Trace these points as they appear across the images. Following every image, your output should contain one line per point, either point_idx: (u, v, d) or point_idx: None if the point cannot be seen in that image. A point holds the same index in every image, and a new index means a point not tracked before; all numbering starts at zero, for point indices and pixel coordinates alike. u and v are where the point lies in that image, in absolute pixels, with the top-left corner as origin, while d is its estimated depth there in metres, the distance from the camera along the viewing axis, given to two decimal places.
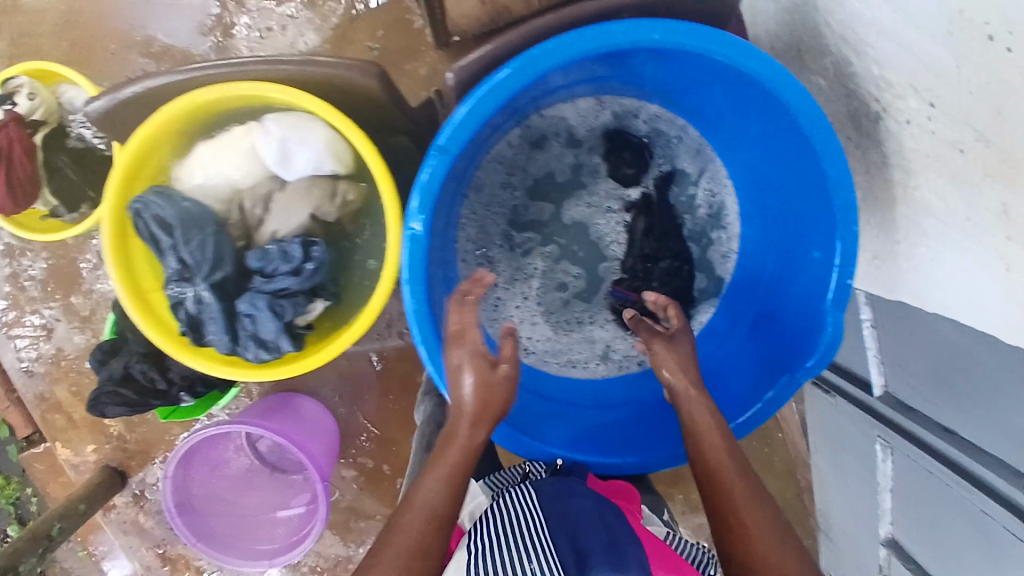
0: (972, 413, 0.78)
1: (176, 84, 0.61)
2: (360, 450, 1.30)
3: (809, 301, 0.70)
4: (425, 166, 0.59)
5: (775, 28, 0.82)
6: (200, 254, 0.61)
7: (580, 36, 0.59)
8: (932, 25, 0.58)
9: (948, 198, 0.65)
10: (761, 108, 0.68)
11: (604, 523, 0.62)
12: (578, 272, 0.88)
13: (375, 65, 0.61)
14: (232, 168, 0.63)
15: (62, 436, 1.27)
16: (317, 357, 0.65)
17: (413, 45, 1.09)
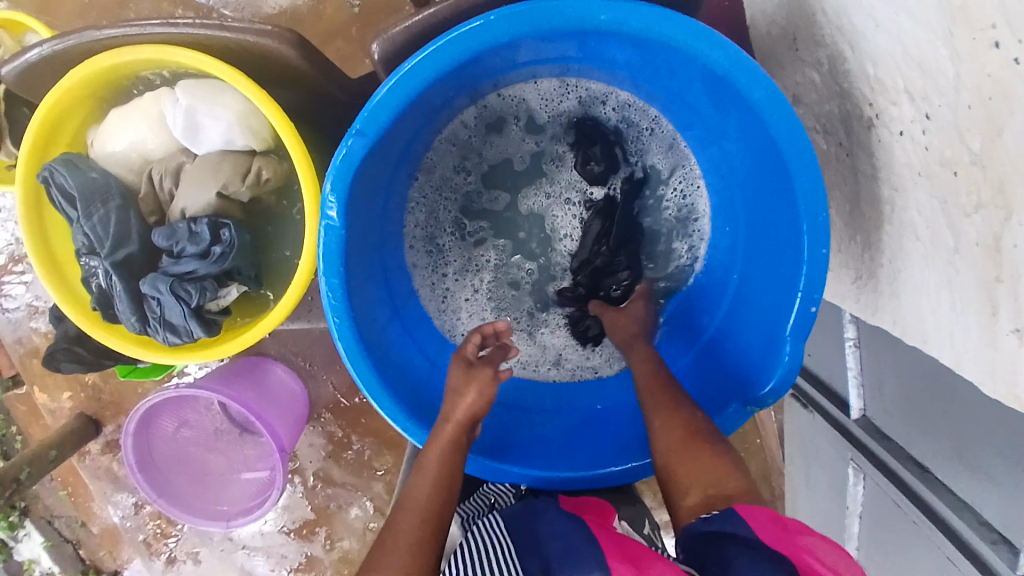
0: (950, 454, 0.72)
1: (82, 46, 0.58)
2: (329, 418, 1.28)
3: (769, 321, 0.65)
4: (342, 146, 0.55)
5: (773, 12, 0.75)
6: (103, 226, 0.59)
7: (521, 11, 0.53)
8: (932, 19, 0.49)
9: (936, 223, 0.57)
10: (729, 104, 0.61)
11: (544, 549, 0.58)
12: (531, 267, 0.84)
13: (291, 32, 0.56)
14: (146, 137, 0.61)
15: (39, 381, 1.29)
16: (230, 347, 0.62)
17: (395, 3, 1.01)
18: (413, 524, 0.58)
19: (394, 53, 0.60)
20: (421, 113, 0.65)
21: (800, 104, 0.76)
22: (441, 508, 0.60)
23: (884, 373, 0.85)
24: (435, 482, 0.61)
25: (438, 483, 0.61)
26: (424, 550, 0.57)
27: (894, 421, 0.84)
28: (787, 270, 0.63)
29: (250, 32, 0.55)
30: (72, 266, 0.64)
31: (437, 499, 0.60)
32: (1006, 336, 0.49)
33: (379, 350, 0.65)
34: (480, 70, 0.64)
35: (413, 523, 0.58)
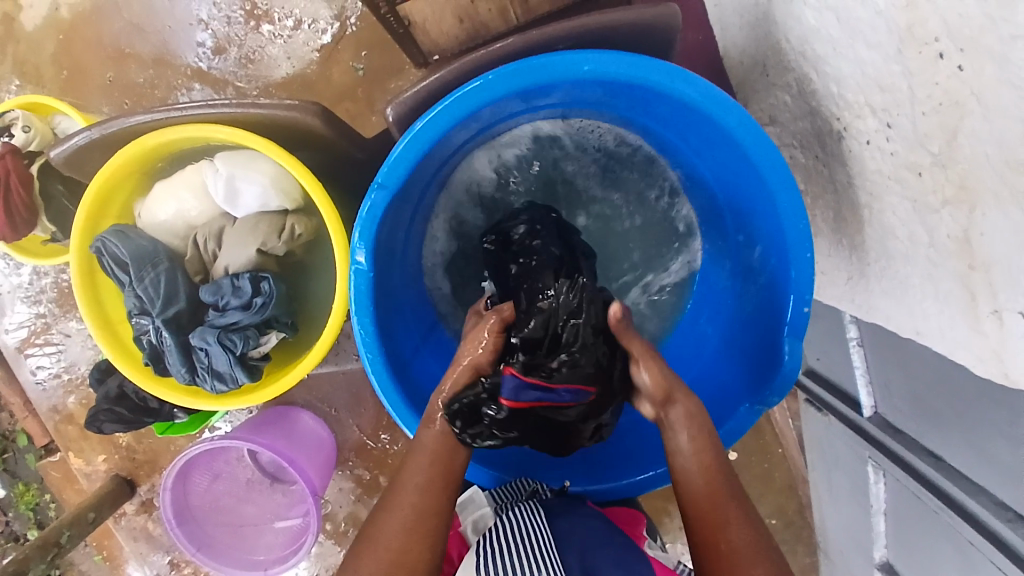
0: (959, 440, 0.75)
1: (127, 129, 0.65)
2: (357, 461, 1.31)
3: (769, 324, 0.69)
4: (366, 199, 0.61)
5: (743, 45, 0.82)
6: (153, 289, 0.64)
7: (519, 69, 0.60)
8: (883, 42, 0.56)
9: (911, 223, 0.62)
10: (707, 132, 0.68)
11: (575, 547, 0.62)
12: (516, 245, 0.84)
13: (315, 104, 0.64)
14: (185, 205, 0.68)
15: (74, 446, 1.33)
16: (272, 388, 0.67)
17: (395, 63, 1.09)
18: (426, 468, 0.63)
19: (408, 112, 0.67)
20: (435, 162, 0.72)
21: (777, 125, 0.82)
22: (452, 451, 0.64)
23: (889, 369, 0.88)
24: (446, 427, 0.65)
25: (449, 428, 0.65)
26: (433, 490, 0.62)
27: (904, 416, 0.87)
28: (779, 277, 0.67)
29: (280, 107, 0.62)
30: (123, 326, 0.70)
31: (450, 444, 0.64)
32: (987, 317, 0.53)
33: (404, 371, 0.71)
34: (479, 122, 0.70)
35: (423, 468, 0.63)
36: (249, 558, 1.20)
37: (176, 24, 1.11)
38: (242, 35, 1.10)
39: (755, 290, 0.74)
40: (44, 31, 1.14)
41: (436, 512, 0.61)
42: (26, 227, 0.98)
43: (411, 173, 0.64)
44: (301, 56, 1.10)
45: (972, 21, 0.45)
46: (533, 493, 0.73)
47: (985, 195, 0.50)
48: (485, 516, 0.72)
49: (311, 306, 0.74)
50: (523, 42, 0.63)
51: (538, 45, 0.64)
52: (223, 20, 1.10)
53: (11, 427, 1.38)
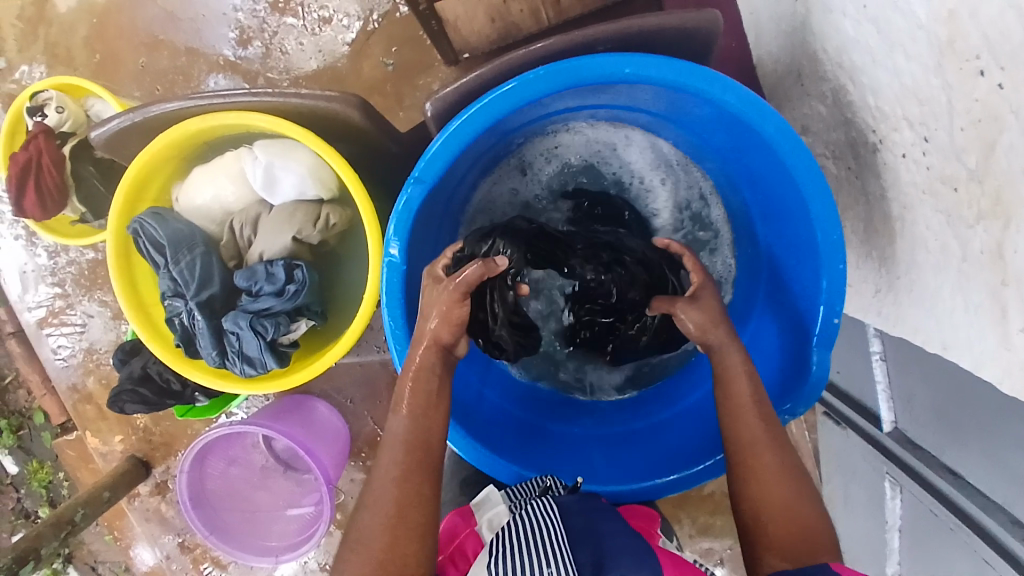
0: (981, 457, 0.75)
1: (170, 114, 0.66)
2: (370, 452, 1.32)
3: (801, 327, 0.69)
4: (403, 192, 0.62)
5: (778, 53, 0.83)
6: (189, 272, 0.65)
7: (557, 70, 0.60)
8: (922, 56, 0.56)
9: (943, 236, 0.62)
10: (746, 139, 0.68)
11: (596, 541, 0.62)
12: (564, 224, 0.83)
13: (355, 97, 0.64)
14: (223, 190, 0.68)
15: (91, 426, 1.34)
16: (301, 375, 0.68)
17: (425, 60, 1.10)
18: (400, 461, 0.61)
19: (447, 108, 0.67)
20: (472, 157, 0.72)
21: (809, 134, 0.82)
22: (426, 437, 0.62)
23: (911, 383, 0.88)
24: (410, 415, 0.63)
25: (413, 418, 0.63)
26: (406, 485, 0.60)
27: (924, 430, 0.87)
28: (810, 284, 0.68)
29: (321, 98, 0.63)
30: (156, 307, 0.71)
31: (421, 431, 0.62)
32: (1016, 333, 0.53)
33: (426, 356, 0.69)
34: (519, 120, 0.71)
35: (397, 463, 0.61)
36: (262, 544, 1.21)
37: (210, 13, 1.12)
38: (275, 26, 1.11)
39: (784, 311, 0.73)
40: (79, 15, 1.16)
41: (419, 509, 0.59)
42: (57, 207, 1.01)
43: (449, 168, 0.65)
44: (332, 49, 1.11)
45: (1015, 39, 0.46)
46: (544, 489, 0.68)
47: (1020, 211, 0.50)
48: (499, 513, 0.66)
49: (340, 296, 0.74)
50: (563, 43, 0.64)
51: (577, 47, 0.65)
52: (256, 11, 1.11)
53: (30, 404, 1.40)
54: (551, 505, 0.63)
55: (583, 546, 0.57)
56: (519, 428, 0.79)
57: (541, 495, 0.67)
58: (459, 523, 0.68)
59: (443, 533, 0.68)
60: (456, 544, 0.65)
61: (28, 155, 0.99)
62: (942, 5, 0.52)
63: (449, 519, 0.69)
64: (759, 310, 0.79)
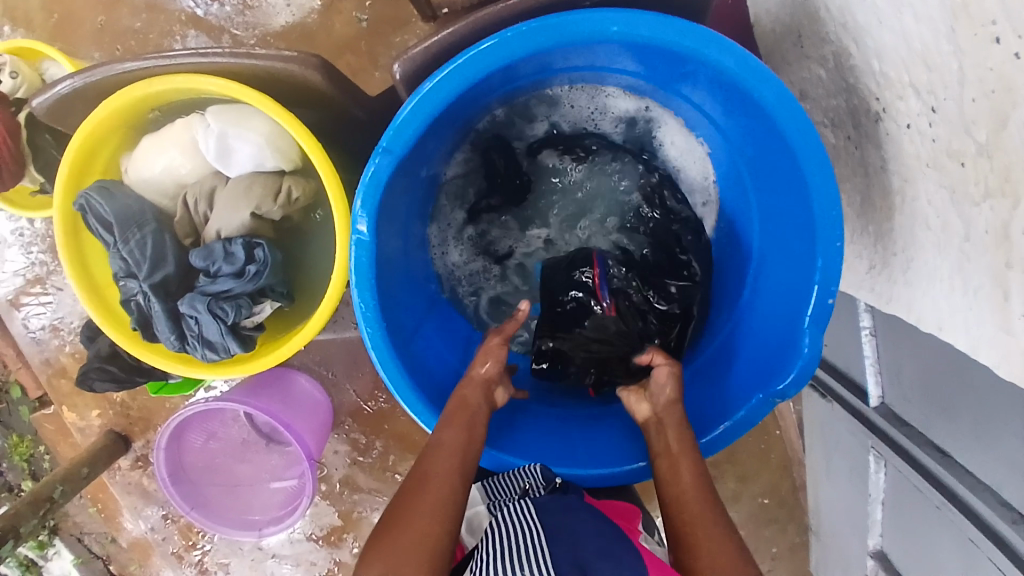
0: (971, 437, 0.73)
1: (114, 79, 0.60)
2: (353, 425, 1.31)
3: (790, 314, 0.66)
4: (369, 162, 0.57)
5: (776, 10, 0.77)
6: (141, 251, 0.61)
7: (536, 28, 0.55)
8: (933, 15, 0.51)
9: (946, 213, 0.58)
10: (738, 104, 0.63)
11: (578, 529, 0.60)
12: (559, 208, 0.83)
13: (316, 57, 0.59)
14: (175, 162, 0.63)
15: (67, 400, 1.31)
16: (266, 360, 0.64)
17: (403, 16, 1.03)
18: (444, 465, 0.60)
19: (416, 71, 0.62)
20: (448, 121, 0.67)
21: (808, 99, 0.77)
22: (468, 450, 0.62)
23: (901, 361, 0.86)
24: (460, 427, 0.63)
25: (462, 425, 0.64)
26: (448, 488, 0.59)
27: (912, 407, 0.86)
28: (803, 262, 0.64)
29: (277, 59, 0.58)
30: (111, 289, 0.66)
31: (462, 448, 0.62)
32: (1018, 318, 0.51)
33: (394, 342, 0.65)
34: (500, 82, 0.65)
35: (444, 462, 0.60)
36: (244, 518, 1.21)
37: None
38: None
39: (774, 310, 0.70)
40: None
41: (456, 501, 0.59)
42: (13, 177, 0.93)
43: (419, 136, 0.60)
44: (302, 4, 1.04)
45: None
46: (524, 491, 0.67)
47: None
48: (479, 514, 0.68)
49: (307, 275, 0.70)
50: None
51: (558, 5, 0.59)
52: None
53: (5, 378, 1.37)
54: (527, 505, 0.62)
55: (559, 539, 0.56)
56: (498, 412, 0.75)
57: (519, 498, 0.65)
58: None
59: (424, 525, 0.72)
60: None
61: None
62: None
63: None
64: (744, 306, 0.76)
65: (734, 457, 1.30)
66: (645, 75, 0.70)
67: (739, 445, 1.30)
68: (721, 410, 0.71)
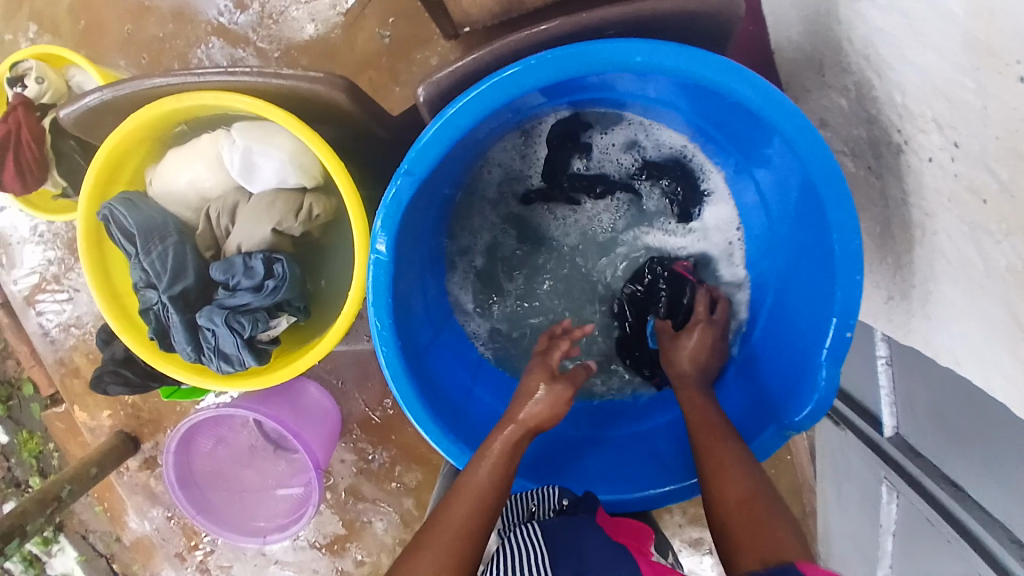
0: (986, 474, 0.73)
1: (142, 93, 0.61)
2: (360, 434, 1.31)
3: (807, 345, 0.66)
4: (391, 184, 0.57)
5: (798, 39, 0.76)
6: (161, 263, 0.61)
7: (562, 56, 0.55)
8: (961, 56, 0.51)
9: (966, 250, 0.58)
10: (758, 133, 0.63)
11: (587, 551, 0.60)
12: (573, 225, 0.84)
13: (343, 79, 0.60)
14: (199, 175, 0.64)
15: (79, 400, 1.32)
16: (282, 374, 0.65)
17: (425, 33, 1.04)
18: (467, 511, 0.58)
19: (440, 93, 0.62)
20: (469, 144, 0.68)
21: (828, 129, 0.77)
22: (494, 504, 0.60)
23: (916, 392, 0.86)
24: (494, 471, 0.61)
25: (496, 469, 0.61)
26: (469, 541, 0.57)
27: (926, 440, 0.85)
28: (819, 294, 0.64)
29: (305, 80, 0.59)
30: (130, 297, 0.67)
31: (490, 496, 0.60)
32: None
33: (409, 359, 0.65)
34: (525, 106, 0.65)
35: (463, 513, 0.58)
36: (249, 524, 1.22)
37: None
38: None
39: (787, 339, 0.70)
40: None
41: (469, 559, 0.56)
42: (37, 182, 0.94)
43: (441, 159, 0.60)
44: (327, 19, 1.05)
45: None
46: (532, 515, 0.67)
47: None
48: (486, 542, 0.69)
49: (324, 290, 0.71)
50: (568, 26, 0.58)
51: (582, 32, 0.59)
52: None
53: (19, 375, 1.38)
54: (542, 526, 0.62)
55: (571, 561, 0.56)
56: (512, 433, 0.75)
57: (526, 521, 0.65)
58: None
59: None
60: None
61: (6, 128, 0.92)
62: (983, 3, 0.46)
63: None
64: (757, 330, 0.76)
65: None
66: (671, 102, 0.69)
67: None
68: None
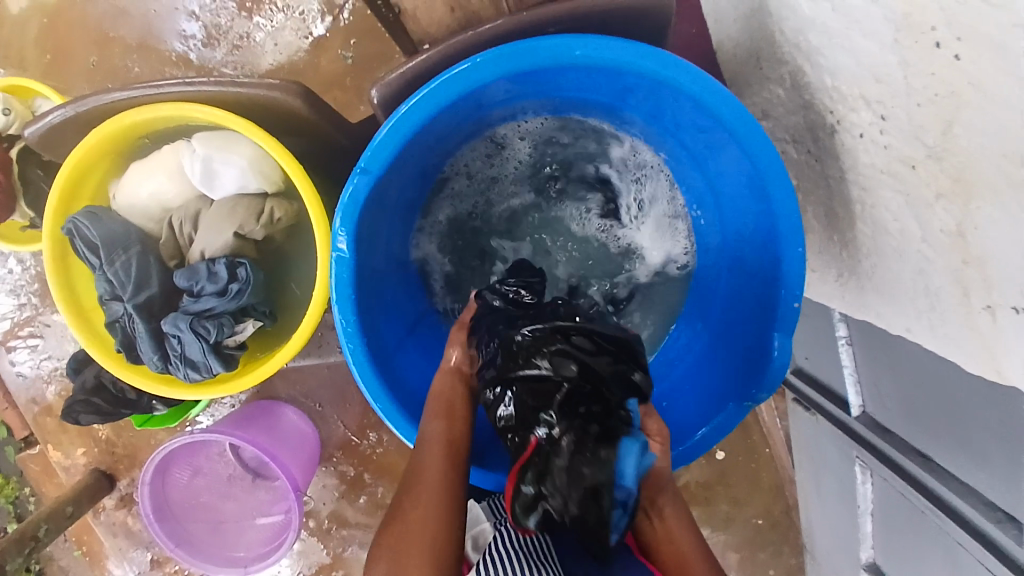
0: (952, 443, 0.75)
1: (101, 107, 0.62)
2: (341, 458, 1.30)
3: (758, 325, 0.68)
4: (347, 183, 0.59)
5: (735, 35, 0.81)
6: (126, 273, 0.62)
7: (506, 53, 0.58)
8: (879, 31, 0.54)
9: (904, 218, 0.61)
10: (699, 125, 0.67)
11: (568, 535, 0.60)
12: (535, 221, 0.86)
13: (298, 85, 0.62)
14: (160, 186, 0.65)
15: (53, 439, 1.30)
16: (249, 379, 0.65)
17: (386, 52, 1.09)
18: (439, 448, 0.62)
19: (393, 94, 0.65)
20: (425, 146, 0.70)
21: (770, 119, 0.81)
22: (460, 437, 0.64)
23: (878, 371, 0.88)
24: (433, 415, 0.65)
25: (436, 414, 0.65)
26: (451, 472, 0.59)
27: (895, 416, 0.87)
28: (767, 269, 0.67)
29: (261, 87, 0.60)
30: (96, 312, 0.68)
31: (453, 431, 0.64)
32: (982, 314, 0.53)
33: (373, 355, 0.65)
34: (492, 99, 0.68)
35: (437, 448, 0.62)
36: (230, 555, 1.19)
37: (162, 7, 1.10)
38: (231, 21, 1.10)
39: (740, 319, 0.72)
40: (30, 12, 1.13)
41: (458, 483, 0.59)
42: (4, 212, 0.95)
43: (396, 157, 0.62)
44: (290, 44, 1.10)
45: (975, 9, 0.43)
46: None
47: (982, 190, 0.49)
48: (484, 531, 0.77)
49: (291, 295, 0.72)
50: (511, 24, 0.61)
51: (526, 29, 0.62)
52: (212, 12, 1.10)
53: None
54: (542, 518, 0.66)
55: None
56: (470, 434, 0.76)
57: None
58: None
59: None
60: None
61: None
62: None
63: None
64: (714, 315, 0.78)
65: (725, 478, 1.31)
66: (617, 99, 0.72)
67: (729, 466, 1.32)
68: (697, 420, 0.72)
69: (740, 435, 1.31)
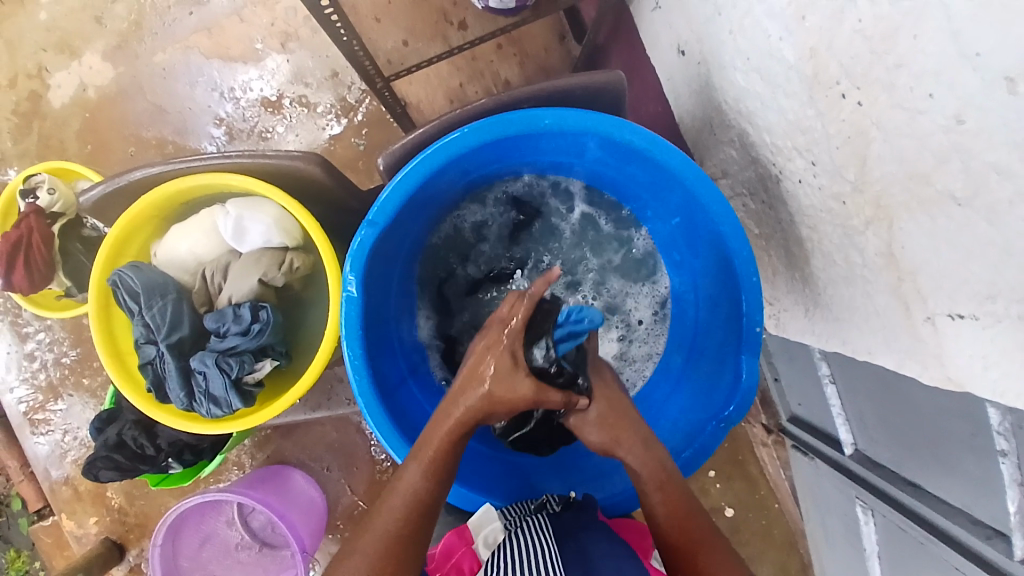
0: (935, 467, 0.78)
1: (148, 178, 0.73)
2: (348, 524, 1.31)
3: (730, 350, 0.78)
4: (356, 234, 0.68)
5: (690, 107, 0.93)
6: (162, 318, 0.72)
7: (492, 123, 0.69)
8: (796, 90, 0.65)
9: (844, 247, 0.69)
10: (660, 180, 0.78)
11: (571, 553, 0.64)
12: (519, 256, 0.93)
13: (316, 156, 0.72)
14: (196, 243, 0.76)
15: (67, 508, 1.33)
16: (265, 412, 0.72)
17: (392, 139, 1.24)
18: (416, 484, 0.64)
19: (396, 162, 0.76)
20: (425, 203, 0.80)
21: (728, 176, 0.92)
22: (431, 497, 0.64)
23: (860, 404, 0.92)
24: (427, 475, 0.64)
25: (429, 472, 0.64)
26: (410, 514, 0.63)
27: (882, 447, 0.91)
28: (732, 293, 0.76)
29: (285, 158, 0.71)
30: (131, 356, 0.76)
31: (426, 489, 0.64)
32: (922, 325, 0.59)
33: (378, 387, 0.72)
34: (478, 161, 0.79)
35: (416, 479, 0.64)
36: None
37: (196, 106, 1.27)
38: (257, 117, 1.25)
39: (714, 345, 0.81)
40: (70, 109, 1.28)
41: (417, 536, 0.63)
42: (42, 280, 1.05)
43: (398, 211, 0.72)
44: (308, 134, 1.25)
45: (863, 61, 0.54)
46: (541, 505, 0.78)
47: (898, 211, 0.57)
48: (495, 529, 0.74)
49: (304, 337, 0.82)
50: (493, 102, 0.74)
51: (507, 104, 0.74)
52: (239, 110, 1.26)
53: (7, 491, 1.38)
54: (545, 529, 0.70)
55: None
56: (467, 457, 0.80)
57: (537, 511, 0.76)
58: (455, 540, 0.74)
59: (439, 548, 0.74)
60: (452, 563, 0.72)
61: (19, 233, 1.03)
62: (804, 45, 0.60)
63: (446, 537, 0.75)
64: (695, 347, 0.86)
65: (736, 536, 1.30)
66: (589, 160, 0.82)
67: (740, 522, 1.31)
68: (680, 444, 0.80)
69: (747, 489, 1.31)
